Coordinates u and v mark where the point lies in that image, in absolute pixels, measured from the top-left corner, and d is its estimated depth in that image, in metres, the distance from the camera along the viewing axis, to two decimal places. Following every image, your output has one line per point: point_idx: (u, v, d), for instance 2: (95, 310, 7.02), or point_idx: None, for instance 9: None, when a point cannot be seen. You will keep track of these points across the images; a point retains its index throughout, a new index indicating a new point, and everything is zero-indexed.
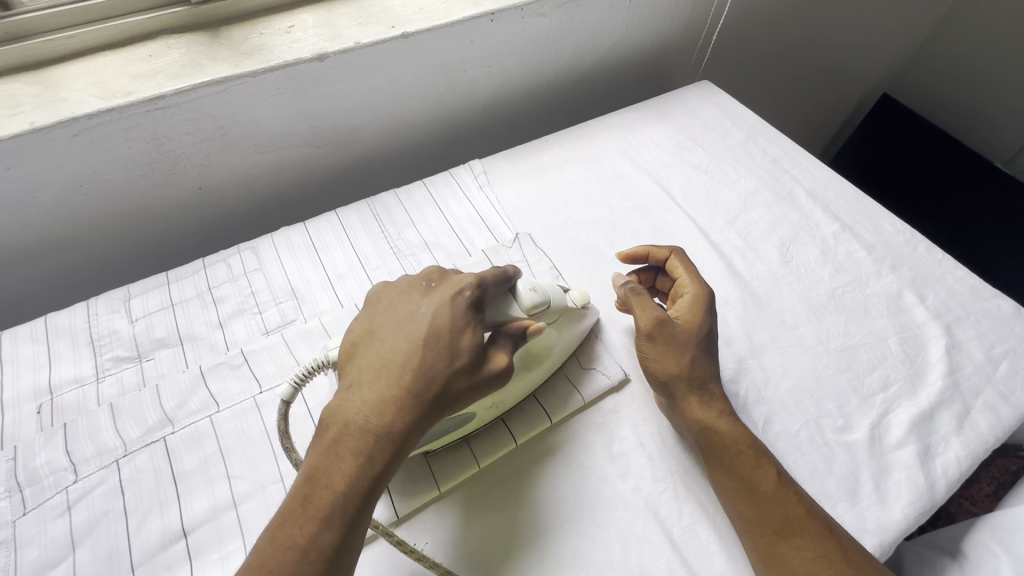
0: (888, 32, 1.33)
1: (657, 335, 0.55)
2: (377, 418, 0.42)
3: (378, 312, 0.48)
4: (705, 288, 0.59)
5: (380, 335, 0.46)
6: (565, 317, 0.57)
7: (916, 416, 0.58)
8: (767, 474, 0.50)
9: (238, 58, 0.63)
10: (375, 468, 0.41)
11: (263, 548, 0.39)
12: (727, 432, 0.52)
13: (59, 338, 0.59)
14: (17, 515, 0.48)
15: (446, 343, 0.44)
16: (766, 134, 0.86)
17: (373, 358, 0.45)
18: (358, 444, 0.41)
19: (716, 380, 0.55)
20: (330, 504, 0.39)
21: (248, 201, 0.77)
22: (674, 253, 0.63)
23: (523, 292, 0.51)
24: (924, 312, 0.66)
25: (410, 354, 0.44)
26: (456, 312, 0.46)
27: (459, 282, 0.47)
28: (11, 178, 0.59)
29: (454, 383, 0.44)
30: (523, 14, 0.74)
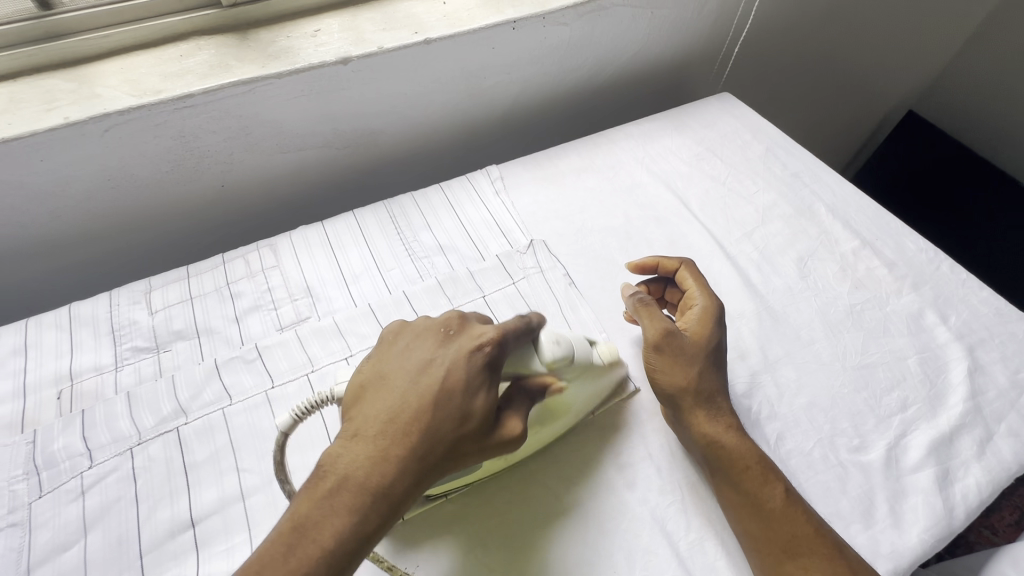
0: (916, 50, 1.32)
1: (665, 347, 0.55)
2: (374, 473, 0.40)
3: (391, 354, 0.46)
4: (716, 305, 0.58)
5: (390, 380, 0.44)
6: (591, 371, 0.54)
7: (935, 440, 0.56)
8: (775, 491, 0.49)
9: (266, 59, 0.65)
10: (368, 529, 0.39)
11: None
12: (735, 447, 0.51)
13: (82, 327, 0.60)
14: (33, 497, 0.49)
15: (458, 404, 0.43)
16: (787, 148, 0.85)
17: (379, 406, 0.43)
18: (356, 500, 0.39)
19: (724, 395, 0.54)
20: (316, 561, 0.37)
21: (268, 198, 0.78)
22: (683, 264, 0.63)
23: (545, 345, 0.50)
24: (946, 332, 0.64)
25: (419, 408, 0.42)
26: (472, 371, 0.44)
27: (481, 337, 0.45)
28: (45, 172, 0.61)
29: (460, 446, 0.43)
30: (545, 23, 0.75)
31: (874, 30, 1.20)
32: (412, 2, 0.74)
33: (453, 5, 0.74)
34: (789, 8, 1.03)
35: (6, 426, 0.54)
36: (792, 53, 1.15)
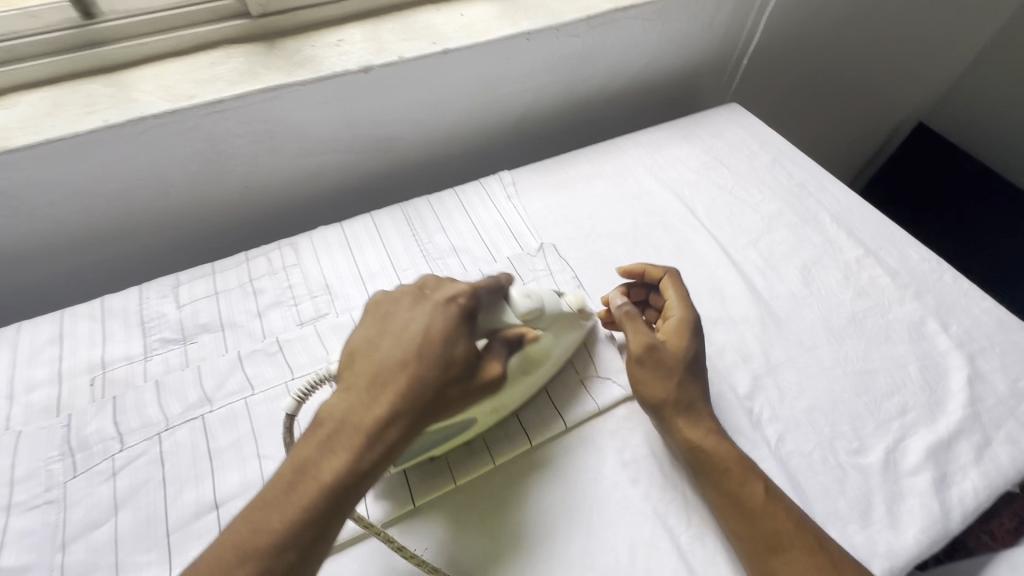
0: (926, 63, 1.33)
1: (647, 359, 0.57)
2: (366, 418, 0.43)
3: (377, 316, 0.49)
4: (692, 315, 0.60)
5: (377, 339, 0.47)
6: (563, 320, 0.58)
7: (933, 445, 0.57)
8: (755, 489, 0.50)
9: (291, 67, 0.68)
10: (363, 468, 0.42)
11: (241, 533, 0.40)
12: (715, 450, 0.53)
13: (113, 318, 0.64)
14: (68, 477, 0.52)
15: (440, 353, 0.46)
16: (793, 158, 0.87)
17: (368, 361, 0.46)
18: (350, 442, 0.43)
19: (703, 402, 0.56)
20: (315, 496, 0.41)
21: (289, 200, 0.82)
22: (667, 274, 0.64)
23: (517, 299, 0.53)
24: (947, 341, 0.66)
25: (403, 360, 0.45)
26: (450, 323, 0.48)
27: (454, 293, 0.49)
28: (83, 171, 0.64)
29: (445, 392, 0.46)
30: (559, 34, 0.78)
31: (884, 43, 1.22)
32: (432, 13, 0.77)
33: (470, 17, 0.77)
34: (799, 21, 1.05)
35: (42, 410, 0.57)
36: (800, 65, 1.17)
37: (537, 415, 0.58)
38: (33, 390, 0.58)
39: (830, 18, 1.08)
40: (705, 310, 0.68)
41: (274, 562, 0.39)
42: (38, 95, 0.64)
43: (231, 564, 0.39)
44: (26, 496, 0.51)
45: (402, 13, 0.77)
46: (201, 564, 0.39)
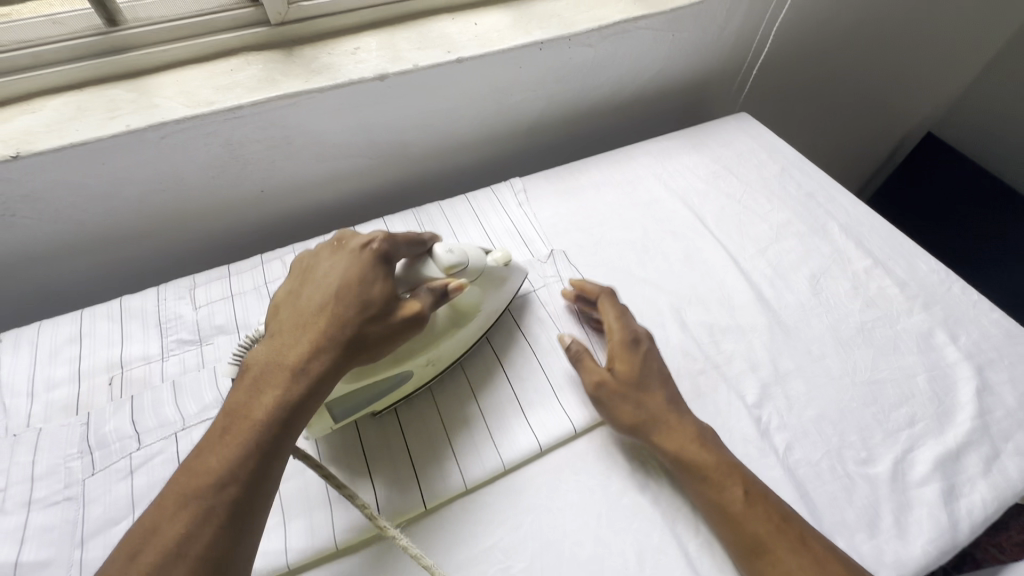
0: (935, 73, 1.33)
1: (603, 392, 0.57)
2: (291, 357, 0.46)
3: (300, 274, 0.53)
4: (629, 330, 0.60)
5: (298, 292, 0.51)
6: (489, 274, 0.62)
7: (941, 456, 0.58)
8: (734, 494, 0.50)
9: (309, 75, 0.69)
10: (292, 402, 0.45)
11: (179, 483, 0.41)
12: (688, 458, 0.52)
13: (131, 319, 0.65)
14: (86, 474, 0.53)
15: (358, 294, 0.50)
16: (802, 169, 0.87)
17: (291, 311, 0.50)
18: (277, 380, 0.45)
19: (670, 412, 0.55)
20: (247, 433, 0.43)
21: (304, 203, 0.83)
22: (600, 294, 0.65)
23: (441, 254, 0.57)
24: (955, 352, 0.66)
25: (322, 304, 0.49)
26: (366, 268, 0.51)
27: (367, 243, 0.53)
28: (104, 174, 0.66)
29: (367, 329, 0.49)
30: (571, 43, 0.79)
31: (894, 54, 1.22)
32: (446, 22, 0.79)
33: (484, 26, 0.78)
34: (809, 31, 1.06)
35: (62, 407, 0.58)
36: (809, 76, 1.17)
37: (548, 417, 0.59)
38: (53, 388, 0.59)
39: (840, 28, 1.08)
40: (714, 318, 0.69)
41: (213, 502, 0.40)
42: (62, 99, 0.66)
43: (171, 507, 0.40)
44: (45, 493, 0.52)
45: (417, 22, 0.78)
46: (142, 521, 0.40)
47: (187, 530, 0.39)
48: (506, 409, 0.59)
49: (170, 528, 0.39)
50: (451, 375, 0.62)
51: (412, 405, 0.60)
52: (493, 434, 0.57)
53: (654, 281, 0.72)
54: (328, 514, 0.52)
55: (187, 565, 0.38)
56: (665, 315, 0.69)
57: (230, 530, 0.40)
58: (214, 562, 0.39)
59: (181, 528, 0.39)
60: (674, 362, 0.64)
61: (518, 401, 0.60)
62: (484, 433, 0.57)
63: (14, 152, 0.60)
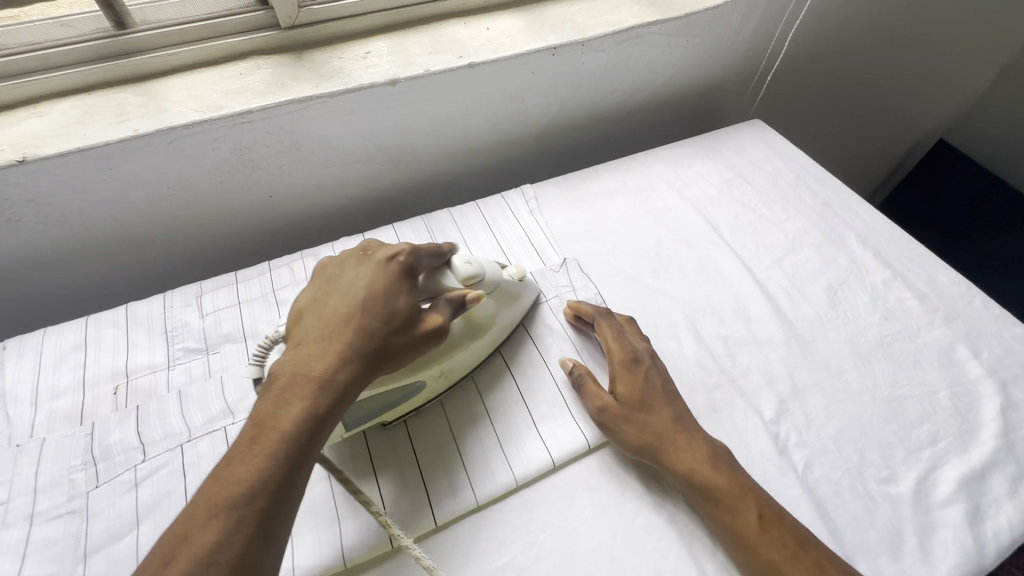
0: (950, 80, 1.31)
1: (606, 417, 0.55)
2: (319, 365, 0.45)
3: (324, 281, 0.52)
4: (627, 348, 0.59)
5: (322, 301, 0.50)
6: (506, 287, 0.62)
7: (965, 475, 0.56)
8: (748, 518, 0.49)
9: (319, 79, 0.68)
10: (321, 411, 0.44)
11: (207, 492, 0.39)
12: (700, 481, 0.51)
13: (137, 326, 0.64)
14: (90, 487, 0.52)
15: (383, 305, 0.49)
16: (818, 177, 0.86)
17: (316, 320, 0.49)
18: (306, 388, 0.44)
19: (679, 433, 0.54)
20: (276, 441, 0.41)
21: (312, 209, 0.82)
22: (595, 314, 0.63)
23: (459, 264, 0.56)
24: (978, 367, 0.64)
25: (349, 312, 0.48)
26: (391, 279, 0.51)
27: (391, 255, 0.52)
28: (111, 179, 0.65)
29: (391, 340, 0.48)
30: (584, 49, 0.78)
31: (909, 60, 1.20)
32: (458, 26, 0.78)
33: (496, 31, 0.77)
34: (824, 37, 1.04)
35: (66, 417, 0.57)
36: (822, 82, 1.16)
37: (560, 431, 0.57)
38: (57, 397, 0.58)
39: (855, 34, 1.07)
40: (730, 330, 0.67)
41: (246, 508, 0.38)
42: (70, 103, 0.65)
43: (199, 518, 0.38)
44: (48, 505, 0.50)
45: (429, 26, 0.77)
46: (170, 531, 0.38)
47: (218, 539, 0.37)
48: (518, 422, 0.58)
49: (201, 535, 0.37)
50: (461, 386, 0.61)
51: (420, 417, 0.58)
52: (504, 448, 0.56)
53: (669, 292, 0.71)
54: (335, 530, 0.50)
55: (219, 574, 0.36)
56: (679, 327, 0.67)
57: (261, 540, 0.38)
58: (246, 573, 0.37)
59: (213, 536, 0.37)
60: (690, 376, 0.63)
61: (530, 414, 0.59)
62: (495, 447, 0.56)
63: (21, 157, 0.59)
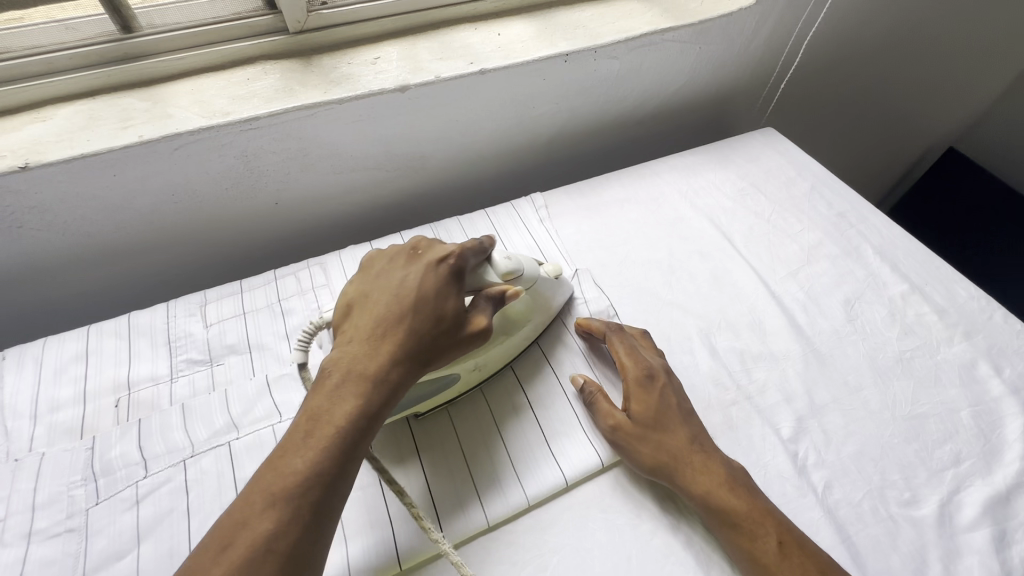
0: (962, 88, 1.30)
1: (619, 436, 0.54)
2: (372, 364, 0.46)
3: (372, 277, 0.52)
4: (641, 364, 0.57)
5: (372, 298, 0.50)
6: (542, 283, 0.61)
7: (991, 498, 0.54)
8: (768, 543, 0.47)
9: (327, 85, 0.67)
10: (371, 409, 0.44)
11: (265, 481, 0.40)
12: (718, 503, 0.49)
13: (140, 336, 0.63)
14: (90, 504, 0.50)
15: (433, 307, 0.49)
16: (832, 187, 0.84)
17: (367, 316, 0.49)
18: (358, 386, 0.45)
19: (695, 453, 0.52)
20: (331, 436, 0.42)
21: (317, 216, 0.80)
22: (606, 330, 0.61)
23: (499, 260, 0.55)
24: (1000, 385, 0.63)
25: (400, 312, 0.48)
26: (440, 281, 0.50)
27: (442, 256, 0.51)
28: (115, 185, 0.64)
29: (438, 342, 0.49)
30: (596, 56, 0.76)
31: (921, 69, 1.19)
32: (469, 32, 0.76)
33: (507, 37, 0.76)
34: (837, 45, 1.03)
35: (66, 430, 0.55)
36: (834, 90, 1.15)
37: (573, 449, 0.56)
38: (57, 410, 0.57)
39: (868, 42, 1.05)
40: (745, 345, 0.66)
41: (299, 500, 0.39)
42: (74, 108, 0.64)
43: (256, 507, 0.39)
44: (46, 524, 0.49)
45: (439, 31, 0.76)
46: (228, 517, 0.39)
47: (275, 528, 0.38)
48: (530, 439, 0.57)
49: (257, 524, 0.38)
50: (471, 400, 0.60)
51: (430, 432, 0.57)
52: (515, 465, 0.55)
53: (682, 304, 0.69)
54: (342, 551, 0.49)
55: (273, 562, 0.37)
56: (693, 340, 0.66)
57: (314, 531, 0.39)
58: (299, 562, 0.38)
59: (269, 526, 0.38)
60: (706, 392, 0.61)
61: (542, 430, 0.57)
62: (506, 466, 0.54)
63: (23, 163, 0.58)
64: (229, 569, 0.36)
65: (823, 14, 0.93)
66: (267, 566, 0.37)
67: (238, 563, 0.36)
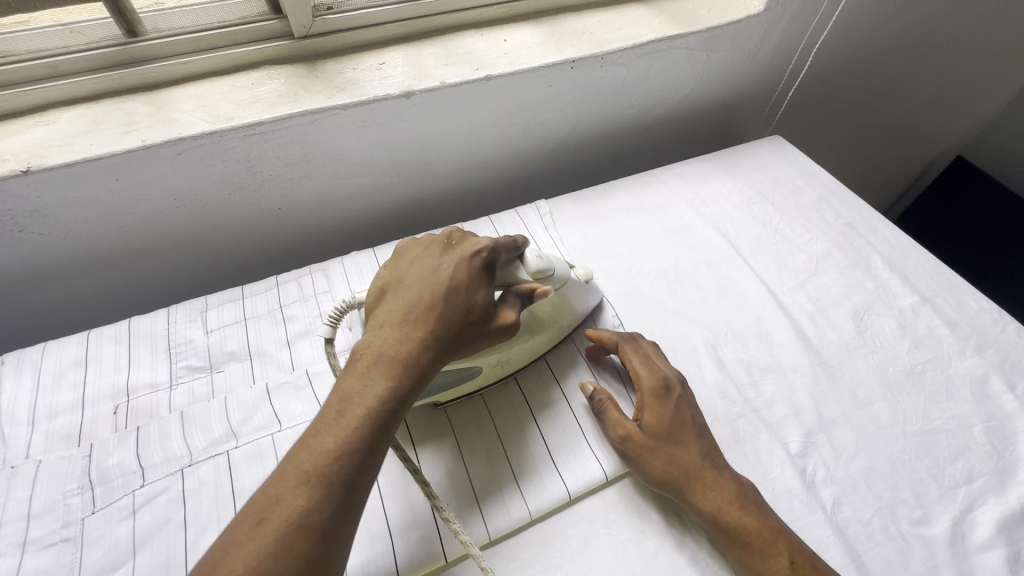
0: (972, 97, 1.29)
1: (629, 447, 0.53)
2: (403, 348, 0.45)
3: (405, 263, 0.52)
4: (656, 374, 0.56)
5: (405, 284, 0.49)
6: (571, 286, 0.61)
7: (1004, 518, 0.53)
8: (779, 564, 0.46)
9: (332, 91, 0.66)
10: (402, 392, 0.44)
11: (297, 459, 0.39)
12: (731, 521, 0.48)
13: (140, 342, 0.62)
14: (86, 513, 0.49)
15: (465, 297, 0.48)
16: (840, 196, 0.83)
17: (399, 301, 0.48)
18: (390, 368, 0.44)
19: (707, 467, 0.51)
20: (362, 417, 0.41)
21: (321, 221, 0.80)
22: (622, 340, 0.60)
23: (531, 259, 0.55)
24: (1013, 401, 0.61)
25: (433, 299, 0.48)
26: (472, 273, 0.50)
27: (477, 247, 0.51)
28: (117, 190, 0.63)
29: (467, 331, 0.48)
30: (603, 63, 0.76)
31: (931, 76, 1.18)
32: (475, 38, 0.76)
33: (513, 43, 0.75)
34: (846, 53, 1.02)
35: (63, 437, 0.55)
36: (843, 96, 1.13)
37: (577, 462, 0.55)
38: (55, 416, 0.56)
39: (877, 50, 1.05)
40: (752, 357, 0.65)
41: (332, 479, 0.39)
42: (77, 112, 0.63)
43: (288, 485, 0.38)
44: (41, 533, 0.48)
45: (444, 37, 0.76)
46: (262, 493, 0.38)
47: (307, 506, 0.37)
48: (534, 452, 0.56)
49: (291, 501, 0.37)
50: (474, 410, 0.59)
51: (432, 442, 0.56)
52: (518, 477, 0.53)
53: (688, 314, 0.68)
54: None
55: (306, 540, 0.36)
56: (700, 352, 0.65)
57: (345, 512, 0.39)
58: (329, 541, 0.37)
59: (302, 504, 0.37)
60: (713, 405, 0.60)
61: (546, 444, 0.56)
62: (509, 480, 0.53)
63: (25, 167, 0.57)
64: (262, 546, 0.35)
65: (831, 22, 0.92)
66: (298, 545, 0.36)
67: (271, 539, 0.36)
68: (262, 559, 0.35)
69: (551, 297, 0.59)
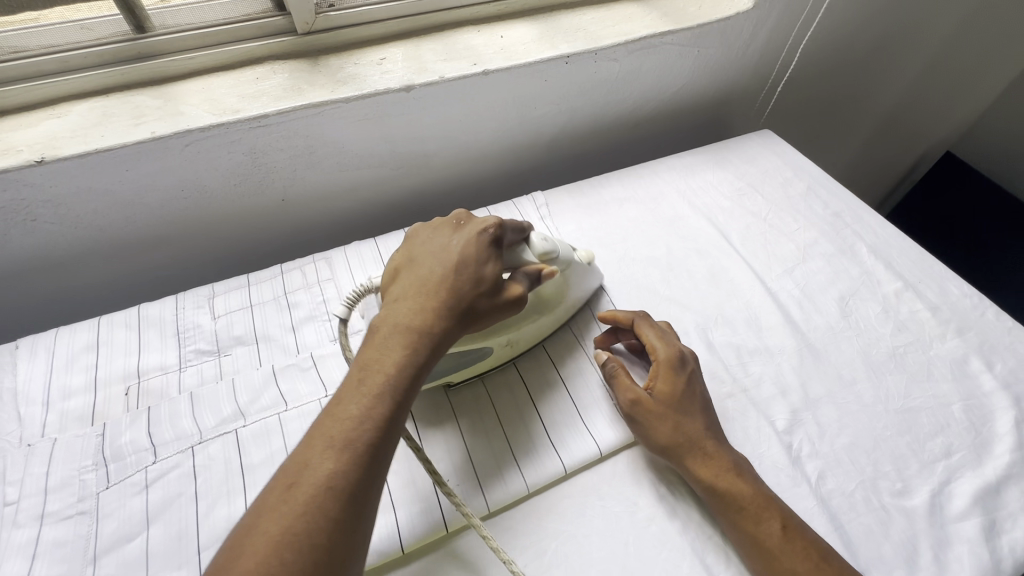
0: (959, 92, 1.31)
1: (638, 411, 0.55)
2: (418, 320, 0.48)
3: (416, 244, 0.54)
4: (672, 348, 0.58)
5: (417, 263, 0.52)
6: (576, 269, 0.64)
7: (980, 490, 0.56)
8: (771, 529, 0.48)
9: (335, 85, 0.69)
10: (419, 361, 0.46)
11: (323, 426, 0.42)
12: (729, 488, 0.50)
13: (149, 327, 0.64)
14: (101, 488, 0.51)
15: (474, 270, 0.51)
16: (828, 187, 0.86)
17: (413, 279, 0.51)
18: (407, 339, 0.46)
19: (711, 438, 0.53)
20: (383, 384, 0.44)
21: (322, 212, 0.82)
22: (637, 317, 0.62)
23: (537, 241, 0.58)
24: (991, 380, 0.64)
25: (443, 274, 0.50)
26: (480, 247, 0.52)
27: (484, 223, 0.53)
28: (127, 180, 0.65)
29: (479, 303, 0.50)
30: (597, 58, 0.78)
31: (919, 71, 1.21)
32: (472, 34, 0.78)
33: (510, 39, 0.78)
34: (834, 50, 1.05)
35: (77, 417, 0.57)
36: (833, 91, 1.16)
37: (570, 438, 0.57)
38: (68, 397, 0.58)
39: (864, 46, 1.07)
40: (742, 340, 0.67)
41: (358, 444, 0.41)
42: (87, 105, 0.65)
43: (315, 451, 0.40)
44: (58, 506, 0.50)
45: (443, 34, 0.78)
46: (291, 461, 0.40)
47: (333, 469, 0.39)
48: (531, 429, 0.58)
49: (319, 466, 0.39)
50: (474, 393, 0.61)
51: (433, 423, 0.58)
52: (515, 451, 0.56)
53: (680, 300, 0.71)
54: None
55: (334, 501, 0.38)
56: (690, 334, 0.67)
57: (369, 475, 0.40)
58: (355, 502, 0.39)
59: (328, 468, 0.39)
60: None
61: (544, 420, 0.59)
62: (506, 455, 0.56)
63: (40, 157, 0.59)
64: (295, 507, 0.37)
65: (819, 18, 0.95)
66: (327, 505, 0.38)
67: (303, 501, 0.38)
68: (294, 521, 0.37)
69: (557, 280, 0.61)
